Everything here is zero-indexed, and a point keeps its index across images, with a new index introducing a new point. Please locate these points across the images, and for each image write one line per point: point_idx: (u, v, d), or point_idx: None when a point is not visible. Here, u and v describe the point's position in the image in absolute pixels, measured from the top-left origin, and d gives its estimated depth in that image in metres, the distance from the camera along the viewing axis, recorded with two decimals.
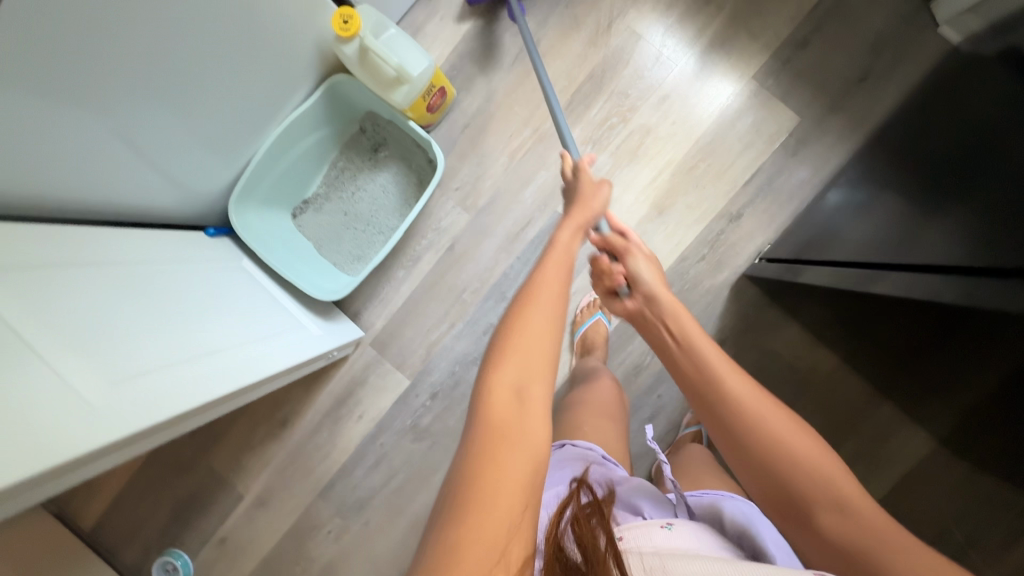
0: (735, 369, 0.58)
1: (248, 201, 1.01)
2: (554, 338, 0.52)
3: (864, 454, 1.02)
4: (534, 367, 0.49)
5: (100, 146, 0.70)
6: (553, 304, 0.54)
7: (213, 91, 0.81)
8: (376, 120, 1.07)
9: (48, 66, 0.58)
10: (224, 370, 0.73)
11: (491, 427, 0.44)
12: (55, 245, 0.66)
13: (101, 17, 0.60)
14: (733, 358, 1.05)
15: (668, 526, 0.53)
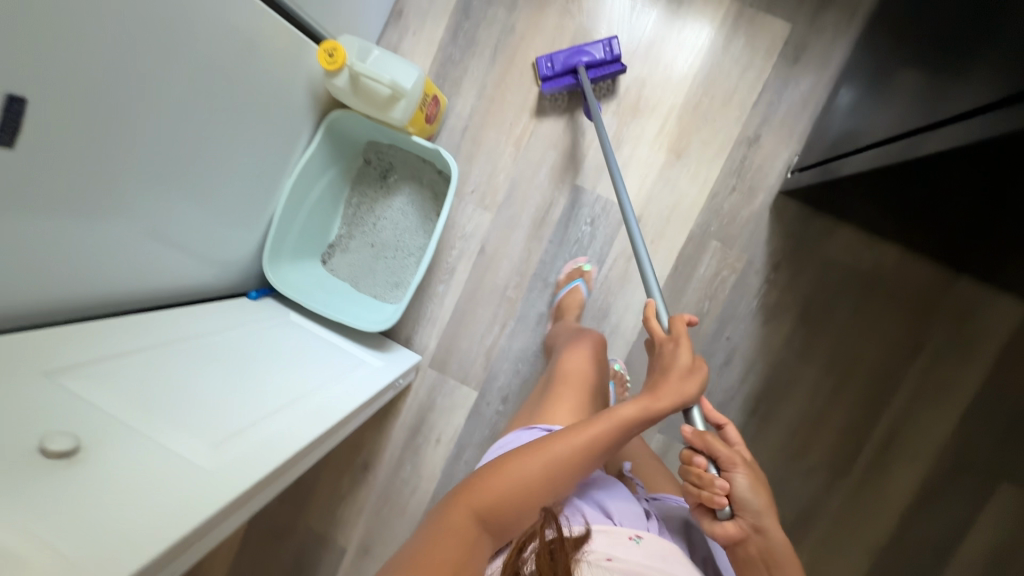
0: (762, 496, 0.59)
1: (280, 257, 1.02)
2: (519, 510, 0.59)
3: (954, 336, 0.99)
4: (512, 509, 0.59)
5: (124, 233, 0.71)
6: (566, 470, 0.61)
7: (222, 154, 0.82)
8: (379, 147, 1.08)
9: (68, 156, 0.59)
10: (308, 415, 0.72)
11: (434, 535, 0.56)
12: (121, 333, 0.67)
13: (107, 99, 0.60)
14: (792, 279, 1.02)
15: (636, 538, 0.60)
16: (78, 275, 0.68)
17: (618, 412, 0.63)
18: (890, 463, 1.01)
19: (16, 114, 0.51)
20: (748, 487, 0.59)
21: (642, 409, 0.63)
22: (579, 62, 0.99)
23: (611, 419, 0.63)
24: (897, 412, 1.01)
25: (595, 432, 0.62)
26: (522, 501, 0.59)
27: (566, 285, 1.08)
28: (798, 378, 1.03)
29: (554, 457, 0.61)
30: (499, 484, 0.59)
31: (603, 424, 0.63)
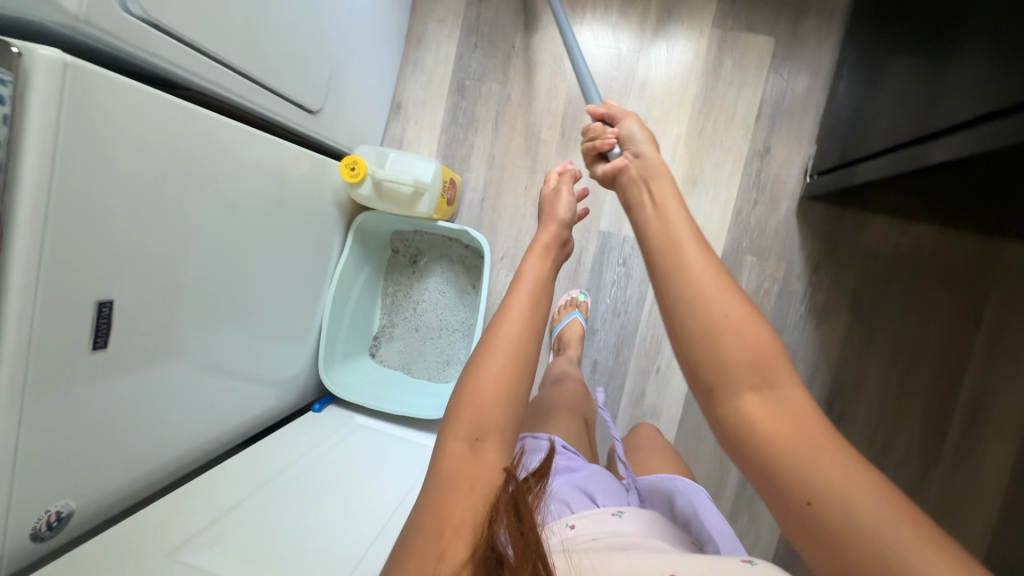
0: (698, 247, 0.49)
1: (333, 363, 1.04)
2: (498, 398, 0.52)
3: (1014, 300, 0.98)
4: (492, 414, 0.51)
5: (190, 390, 0.74)
6: (519, 347, 0.54)
7: (266, 285, 0.85)
8: (405, 236, 1.11)
9: (127, 336, 0.61)
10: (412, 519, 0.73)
11: (443, 479, 0.49)
12: (220, 490, 0.72)
13: (154, 274, 0.63)
14: (835, 278, 1.03)
15: (619, 513, 0.56)
16: (157, 440, 0.70)
17: (524, 273, 0.61)
18: (983, 434, 0.99)
19: (105, 321, 0.58)
20: (664, 189, 0.55)
21: (539, 257, 0.64)
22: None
23: (526, 277, 0.61)
24: (976, 383, 0.99)
25: (526, 295, 0.59)
26: (500, 403, 0.52)
27: (612, 329, 1.09)
28: (863, 374, 1.03)
29: (512, 346, 0.54)
30: (476, 397, 0.52)
31: (527, 285, 0.59)
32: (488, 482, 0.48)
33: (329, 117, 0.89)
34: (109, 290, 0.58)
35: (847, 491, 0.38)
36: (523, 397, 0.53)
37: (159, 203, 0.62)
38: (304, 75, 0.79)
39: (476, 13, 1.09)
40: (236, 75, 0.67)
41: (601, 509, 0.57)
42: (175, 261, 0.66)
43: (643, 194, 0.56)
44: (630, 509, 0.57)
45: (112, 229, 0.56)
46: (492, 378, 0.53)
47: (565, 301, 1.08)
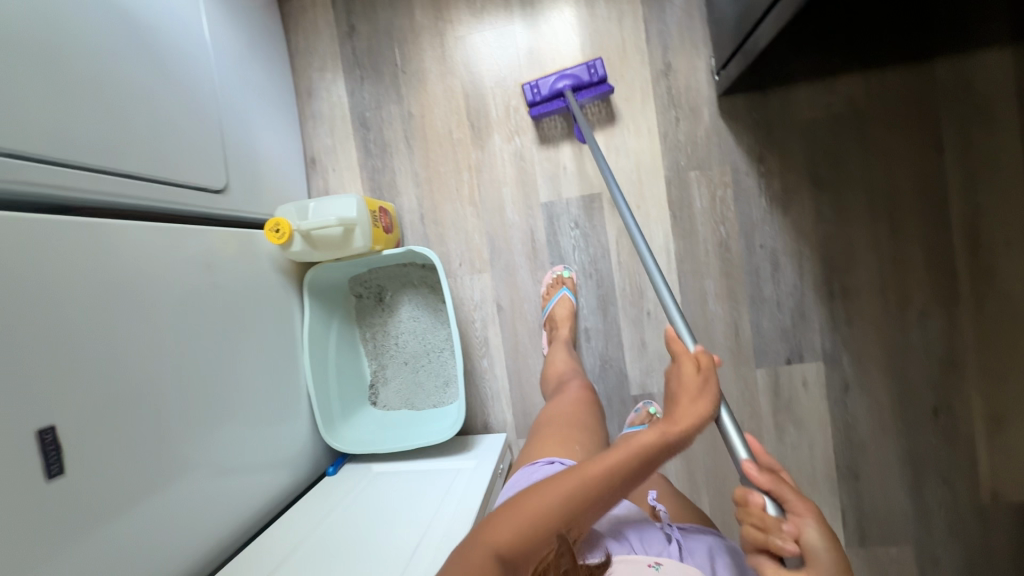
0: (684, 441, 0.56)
1: (335, 424, 1.03)
2: (549, 518, 0.53)
3: (967, 114, 0.95)
4: (533, 544, 0.52)
5: (188, 492, 0.73)
6: (579, 498, 0.54)
7: (237, 367, 0.85)
8: (364, 278, 1.11)
9: (93, 453, 0.61)
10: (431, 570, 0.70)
11: (462, 574, 0.51)
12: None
13: (105, 385, 0.63)
14: (784, 160, 1.00)
15: (656, 565, 0.59)
16: (164, 551, 0.69)
17: (640, 439, 0.56)
18: (994, 252, 0.96)
19: (54, 446, 0.57)
20: (683, 405, 0.57)
21: (667, 433, 0.56)
22: (564, 87, 0.99)
23: (636, 447, 0.56)
24: (965, 206, 0.96)
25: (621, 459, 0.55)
26: (529, 548, 0.52)
27: (591, 291, 1.06)
28: (850, 241, 0.99)
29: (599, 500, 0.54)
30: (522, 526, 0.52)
31: (641, 461, 0.55)
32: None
33: (240, 190, 0.90)
34: (48, 417, 0.56)
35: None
36: (570, 530, 0.54)
37: (80, 321, 0.61)
38: (195, 157, 0.80)
39: (351, 48, 1.10)
40: (121, 178, 0.68)
41: (639, 560, 0.60)
42: (125, 370, 0.66)
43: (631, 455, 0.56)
44: (669, 565, 0.59)
45: (35, 356, 0.56)
46: (547, 511, 0.53)
47: (551, 280, 1.05)
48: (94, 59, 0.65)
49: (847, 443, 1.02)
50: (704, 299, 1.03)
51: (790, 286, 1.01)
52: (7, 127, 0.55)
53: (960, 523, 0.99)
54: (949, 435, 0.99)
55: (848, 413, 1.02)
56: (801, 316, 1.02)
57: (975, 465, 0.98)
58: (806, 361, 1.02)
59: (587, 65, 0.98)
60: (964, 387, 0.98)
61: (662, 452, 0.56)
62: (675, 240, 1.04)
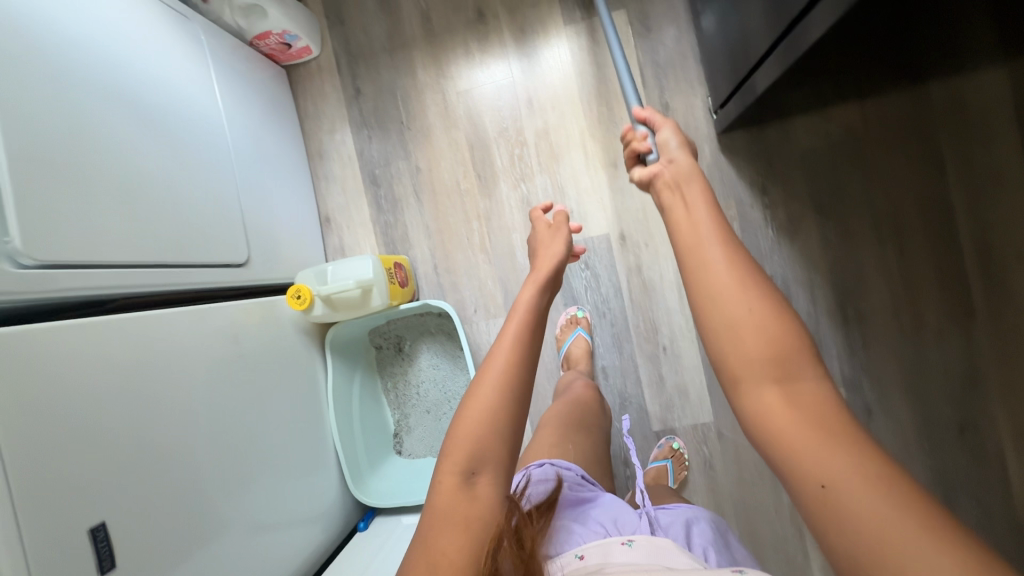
0: (743, 301, 0.45)
1: (364, 478, 1.05)
2: (500, 413, 0.54)
3: (965, 135, 0.96)
4: (486, 446, 0.53)
5: (227, 562, 0.75)
6: (513, 375, 0.56)
7: (267, 433, 0.87)
8: (382, 329, 1.14)
9: (139, 537, 0.63)
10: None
11: (437, 513, 0.51)
12: None
13: (147, 470, 0.66)
14: (787, 190, 1.02)
15: (628, 541, 0.56)
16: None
17: (520, 303, 0.61)
18: (1007, 267, 0.96)
19: (105, 538, 0.60)
20: (697, 195, 0.53)
21: (539, 287, 0.63)
22: None
23: (520, 310, 0.60)
24: (972, 225, 0.97)
25: (510, 338, 0.58)
26: (484, 440, 0.53)
27: (604, 330, 1.08)
28: (859, 267, 1.00)
29: (502, 373, 0.56)
30: (482, 395, 0.55)
31: (522, 315, 0.60)
32: (484, 515, 0.51)
33: (261, 260, 0.94)
34: (98, 513, 0.59)
35: (815, 442, 0.39)
36: (508, 417, 0.55)
37: (121, 415, 0.64)
38: (220, 237, 0.84)
39: (357, 108, 1.14)
40: (151, 269, 0.71)
41: (610, 538, 0.57)
42: (164, 453, 0.69)
43: (677, 203, 0.54)
44: (642, 539, 0.56)
45: (81, 454, 0.59)
46: (470, 426, 0.53)
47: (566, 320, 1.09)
48: (122, 161, 0.69)
49: None
50: None
51: (804, 313, 1.02)
52: (49, 239, 0.59)
53: (999, 544, 0.98)
54: (978, 455, 0.98)
55: (872, 437, 1.01)
56: (817, 343, 1.02)
57: (1008, 484, 0.97)
58: None
59: None
60: (989, 406, 0.97)
61: (541, 304, 0.63)
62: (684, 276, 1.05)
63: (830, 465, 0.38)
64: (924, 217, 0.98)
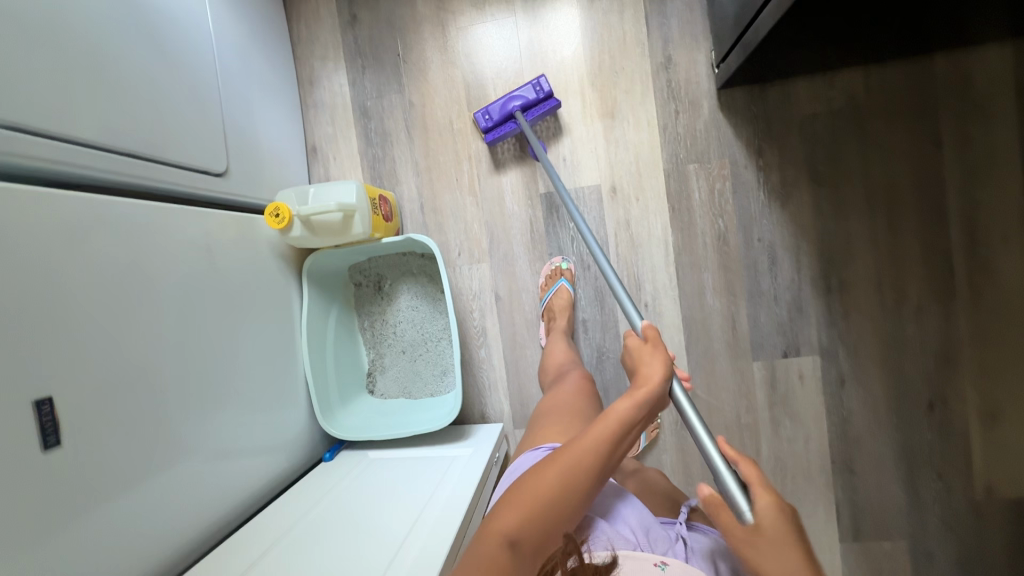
0: (767, 503, 0.50)
1: (333, 411, 1.03)
2: (559, 497, 0.56)
3: (964, 110, 0.96)
4: (541, 526, 0.55)
5: (184, 467, 0.74)
6: (581, 470, 0.57)
7: (234, 350, 0.85)
8: (363, 265, 1.11)
9: (88, 426, 0.61)
10: (420, 555, 0.70)
11: (472, 565, 0.52)
12: (233, 555, 0.75)
13: (104, 360, 0.63)
14: (784, 153, 1.00)
15: (662, 563, 0.57)
16: (161, 524, 0.70)
17: (616, 410, 0.61)
18: (991, 247, 0.96)
19: (51, 417, 0.57)
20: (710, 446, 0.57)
21: (637, 399, 0.62)
22: (513, 107, 1.01)
23: (612, 423, 0.60)
24: (961, 205, 0.96)
25: (593, 442, 0.59)
26: (540, 518, 0.55)
27: (588, 284, 1.07)
28: (847, 235, 1.00)
29: (579, 463, 0.57)
30: (557, 476, 0.57)
31: (615, 422, 0.60)
32: None
33: (241, 175, 0.90)
34: (45, 388, 0.57)
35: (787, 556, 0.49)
36: (557, 520, 0.56)
37: (80, 297, 0.61)
38: (198, 141, 0.80)
39: (353, 37, 1.11)
40: (120, 156, 0.68)
41: (645, 557, 0.58)
42: (122, 347, 0.66)
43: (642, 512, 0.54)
44: (675, 564, 0.57)
45: (32, 328, 0.56)
46: (527, 510, 0.55)
47: (549, 270, 1.06)
48: (98, 36, 0.65)
49: (842, 436, 1.02)
50: (701, 292, 1.03)
51: (788, 278, 1.01)
52: (14, 99, 0.55)
53: (954, 519, 1.00)
54: (944, 431, 0.99)
55: (843, 407, 1.01)
56: (798, 309, 1.01)
57: (970, 461, 0.99)
58: (803, 354, 1.02)
59: (532, 83, 1.01)
60: (960, 383, 0.98)
61: (634, 416, 0.61)
62: (672, 233, 1.04)
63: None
64: (918, 189, 0.98)
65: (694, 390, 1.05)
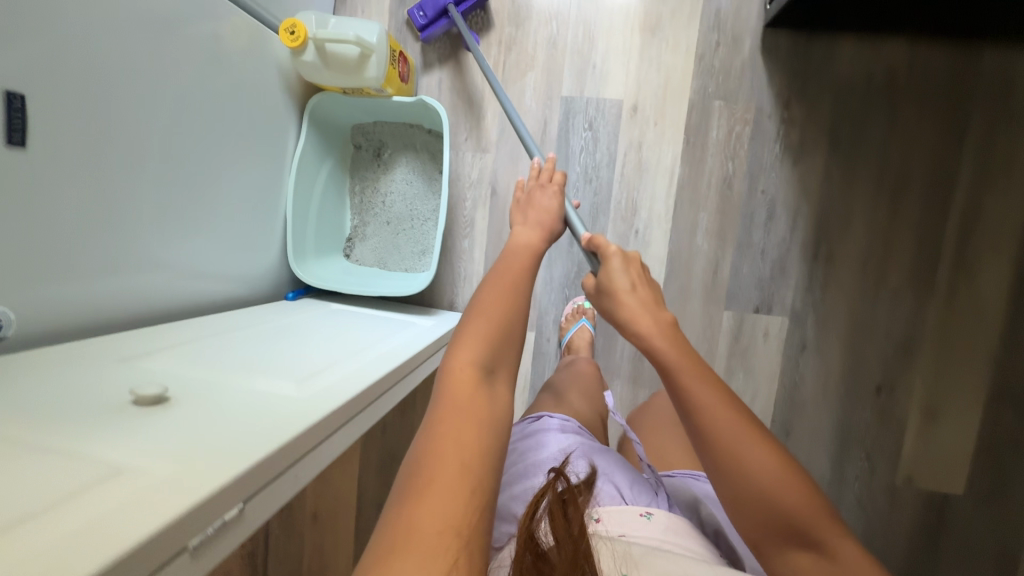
0: (732, 413, 0.48)
1: (305, 258, 1.02)
2: (515, 333, 0.53)
3: (996, 111, 0.95)
4: (500, 357, 0.51)
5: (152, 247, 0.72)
6: (513, 296, 0.55)
7: (222, 154, 0.83)
8: (367, 128, 1.09)
9: (63, 157, 0.59)
10: (357, 370, 0.62)
11: (446, 407, 0.45)
12: (184, 327, 0.70)
13: (89, 99, 0.61)
14: (810, 112, 0.99)
15: (646, 514, 0.57)
16: (116, 291, 0.68)
17: (516, 236, 0.62)
18: (981, 252, 0.97)
19: (19, 113, 0.53)
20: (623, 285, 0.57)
21: (541, 232, 0.64)
22: (446, 2, 0.99)
23: (518, 249, 0.60)
24: (967, 202, 0.96)
25: (522, 266, 0.58)
26: (498, 345, 0.51)
27: (586, 198, 1.05)
28: (847, 206, 0.99)
29: (508, 306, 0.53)
30: (495, 308, 0.53)
31: (530, 258, 0.59)
32: (499, 423, 0.46)
33: None
34: (26, 91, 0.54)
35: (733, 443, 0.47)
36: (517, 341, 0.53)
37: (76, 20, 0.58)
38: None
39: None
40: None
41: (629, 509, 0.57)
42: (110, 95, 0.63)
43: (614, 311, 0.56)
44: (659, 514, 0.57)
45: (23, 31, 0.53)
46: (478, 340, 0.50)
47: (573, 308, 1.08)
48: None
49: (788, 400, 1.04)
50: (693, 231, 1.03)
51: (780, 237, 1.02)
52: None
53: (869, 500, 1.04)
54: (884, 416, 1.02)
55: (797, 372, 1.04)
56: (780, 269, 1.02)
57: (899, 450, 1.02)
58: (773, 314, 1.03)
59: None
60: (912, 374, 1.00)
61: (535, 244, 0.62)
62: (680, 166, 1.03)
63: (769, 487, 0.46)
64: (928, 180, 0.97)
65: None
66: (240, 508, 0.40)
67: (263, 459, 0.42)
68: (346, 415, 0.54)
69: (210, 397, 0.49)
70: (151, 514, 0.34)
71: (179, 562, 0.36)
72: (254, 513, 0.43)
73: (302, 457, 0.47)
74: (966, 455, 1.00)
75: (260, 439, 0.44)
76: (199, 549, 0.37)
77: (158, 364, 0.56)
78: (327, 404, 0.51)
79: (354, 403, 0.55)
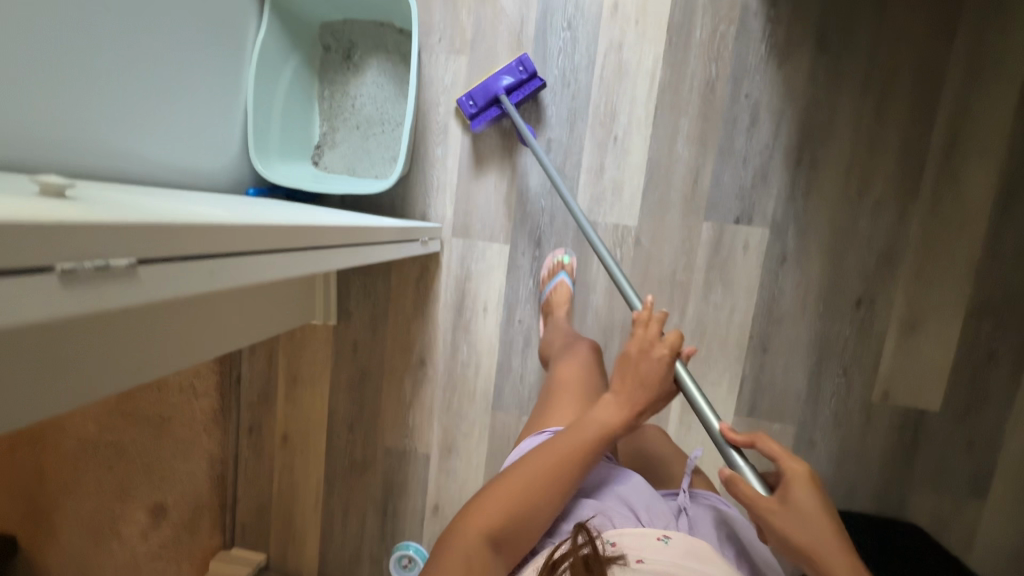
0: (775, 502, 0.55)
1: (268, 156, 0.99)
2: (541, 498, 0.59)
3: (989, 8, 0.91)
4: (513, 521, 0.57)
5: (106, 117, 0.69)
6: (553, 479, 0.60)
7: (171, 21, 0.77)
8: (336, 28, 1.04)
9: None
10: (302, 220, 0.58)
11: (449, 559, 0.54)
12: (120, 184, 0.64)
13: None
14: (798, 10, 0.95)
15: (664, 538, 0.59)
16: (68, 154, 0.65)
17: (592, 419, 0.63)
18: (967, 158, 0.94)
19: None
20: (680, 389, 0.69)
21: (619, 409, 0.64)
22: (500, 91, 0.98)
23: (588, 432, 0.63)
24: (955, 105, 0.93)
25: (570, 448, 0.61)
26: (516, 516, 0.57)
27: (563, 103, 1.01)
28: (832, 111, 0.96)
29: (528, 476, 0.59)
30: (524, 475, 0.59)
31: (592, 436, 0.62)
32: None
33: None
34: None
35: (776, 518, 0.55)
36: (542, 509, 0.59)
37: None
38: None
39: None
40: None
41: (649, 534, 0.60)
42: None
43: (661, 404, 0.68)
44: (677, 538, 0.59)
45: None
46: (525, 484, 0.59)
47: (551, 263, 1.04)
48: None
49: (767, 314, 1.02)
50: (674, 137, 1.00)
51: (762, 144, 0.98)
52: None
53: (845, 416, 1.02)
54: (863, 329, 1.00)
55: (776, 285, 1.01)
56: (762, 177, 0.99)
57: (876, 366, 1.01)
58: (753, 224, 1.00)
59: (518, 62, 0.98)
60: (893, 286, 0.98)
61: (611, 420, 0.63)
62: (661, 68, 0.98)
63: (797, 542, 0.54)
64: (917, 81, 0.94)
65: (638, 238, 1.03)
66: (134, 264, 0.32)
67: (171, 224, 0.34)
68: (274, 243, 0.47)
69: (126, 203, 0.43)
70: (24, 212, 0.27)
71: (44, 284, 0.27)
72: (154, 288, 0.34)
73: (217, 256, 0.39)
74: (944, 368, 0.99)
75: (178, 217, 0.37)
76: (71, 279, 0.28)
77: (78, 191, 0.51)
78: (266, 223, 0.47)
79: (284, 234, 0.48)
